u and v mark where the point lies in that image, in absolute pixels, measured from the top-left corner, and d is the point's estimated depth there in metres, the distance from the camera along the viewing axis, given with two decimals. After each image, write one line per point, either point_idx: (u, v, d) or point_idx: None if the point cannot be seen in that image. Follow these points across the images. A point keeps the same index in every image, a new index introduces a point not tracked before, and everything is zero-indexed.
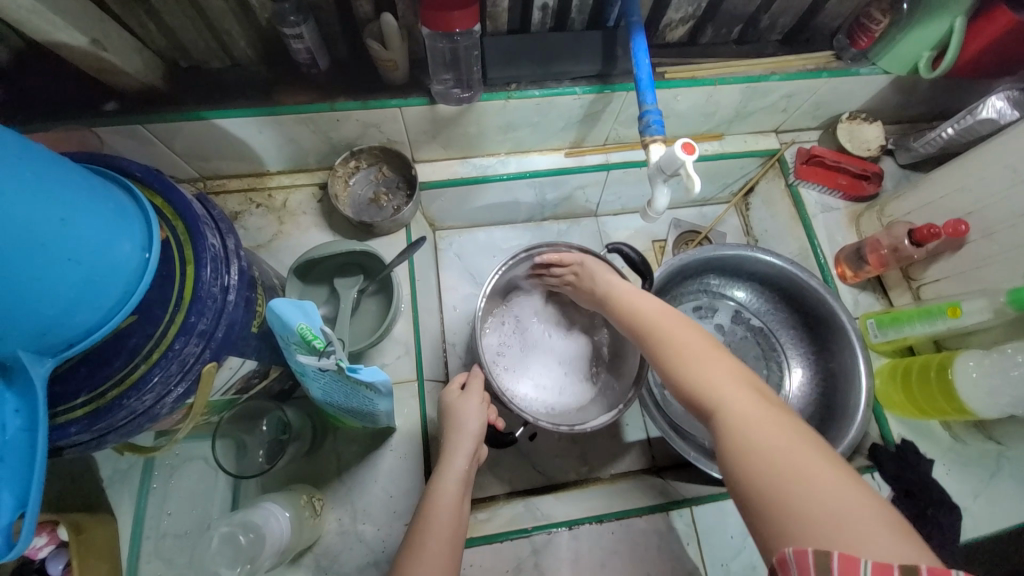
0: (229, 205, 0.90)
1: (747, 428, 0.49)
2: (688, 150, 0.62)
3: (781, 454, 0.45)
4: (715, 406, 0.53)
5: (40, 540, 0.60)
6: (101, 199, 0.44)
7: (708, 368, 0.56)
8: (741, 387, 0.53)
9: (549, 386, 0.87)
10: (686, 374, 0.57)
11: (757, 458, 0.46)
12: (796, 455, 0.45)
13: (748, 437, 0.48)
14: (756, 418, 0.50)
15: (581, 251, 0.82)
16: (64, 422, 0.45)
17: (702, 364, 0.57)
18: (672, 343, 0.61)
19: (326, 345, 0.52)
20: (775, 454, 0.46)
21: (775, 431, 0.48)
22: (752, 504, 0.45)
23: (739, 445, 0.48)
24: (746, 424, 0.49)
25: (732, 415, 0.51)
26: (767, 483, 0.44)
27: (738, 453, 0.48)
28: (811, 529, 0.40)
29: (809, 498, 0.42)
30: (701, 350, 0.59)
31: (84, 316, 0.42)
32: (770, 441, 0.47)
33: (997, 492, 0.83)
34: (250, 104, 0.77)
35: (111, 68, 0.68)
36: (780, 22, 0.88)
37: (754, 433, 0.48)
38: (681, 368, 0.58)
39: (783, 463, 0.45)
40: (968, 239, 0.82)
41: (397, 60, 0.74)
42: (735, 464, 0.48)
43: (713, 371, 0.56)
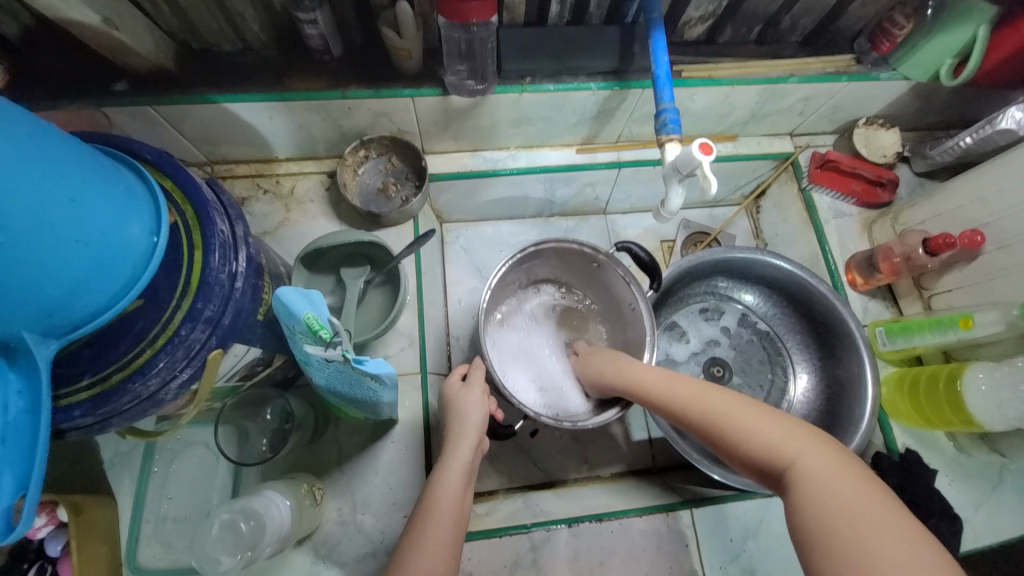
0: (237, 190, 0.89)
1: (819, 484, 0.48)
2: (706, 151, 0.61)
3: (858, 511, 0.44)
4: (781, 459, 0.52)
5: (40, 521, 0.61)
6: (111, 181, 0.43)
7: (764, 421, 0.55)
8: (802, 439, 0.53)
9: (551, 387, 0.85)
10: (742, 427, 0.56)
11: (836, 516, 0.45)
12: (874, 511, 0.44)
13: (822, 493, 0.47)
14: (827, 471, 0.49)
15: (593, 247, 0.80)
16: (68, 404, 0.45)
17: (754, 415, 0.56)
18: (720, 394, 0.61)
19: (333, 336, 0.51)
20: (853, 511, 0.45)
21: (849, 487, 0.47)
22: (833, 566, 0.43)
23: (817, 503, 0.47)
24: (818, 480, 0.48)
25: (802, 470, 0.50)
26: (851, 545, 0.43)
27: (814, 511, 0.46)
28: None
29: (896, 555, 0.41)
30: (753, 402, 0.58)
31: (91, 297, 0.42)
32: (844, 497, 0.46)
33: (999, 504, 0.83)
34: (261, 89, 0.76)
35: (123, 48, 0.68)
36: (802, 23, 0.86)
37: (828, 490, 0.47)
38: (734, 420, 0.57)
39: (862, 519, 0.44)
40: (983, 250, 0.81)
41: (411, 49, 0.73)
42: (812, 526, 0.46)
43: (771, 424, 0.55)
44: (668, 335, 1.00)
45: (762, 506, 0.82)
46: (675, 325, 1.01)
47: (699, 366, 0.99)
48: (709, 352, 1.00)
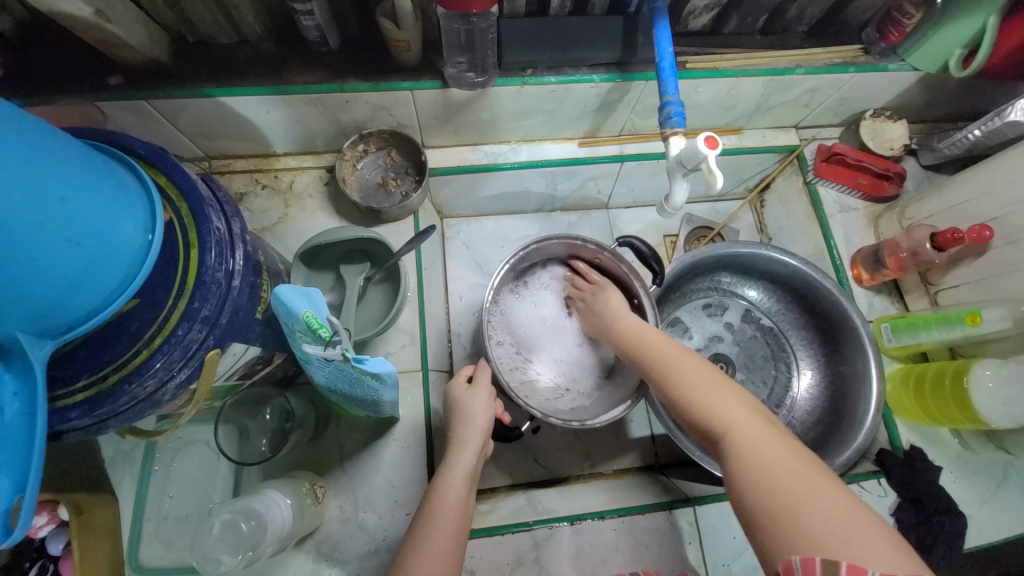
0: (234, 186, 0.88)
1: (754, 451, 0.52)
2: (711, 145, 0.60)
3: (785, 476, 0.49)
4: (722, 427, 0.56)
5: (41, 519, 0.61)
6: (103, 178, 0.42)
7: (712, 392, 0.59)
8: (745, 410, 0.57)
9: (562, 353, 0.89)
10: (692, 398, 0.60)
11: (767, 480, 0.50)
12: (801, 476, 0.49)
13: (755, 459, 0.52)
14: (763, 440, 0.53)
15: (597, 244, 0.79)
16: (65, 406, 0.44)
17: (710, 385, 0.60)
18: (676, 365, 0.64)
19: (332, 335, 0.51)
20: (781, 477, 0.49)
21: (781, 455, 0.51)
22: (760, 522, 0.48)
23: (750, 468, 0.51)
24: (754, 446, 0.53)
25: (742, 437, 0.54)
26: (777, 507, 0.48)
27: (747, 475, 0.51)
28: (817, 545, 0.44)
29: (814, 514, 0.46)
30: (705, 373, 0.62)
31: (85, 298, 0.41)
32: (776, 463, 0.51)
33: (1003, 500, 0.83)
34: (258, 82, 0.75)
35: (116, 41, 0.66)
36: (808, 13, 0.85)
37: (761, 456, 0.52)
38: (687, 392, 0.61)
39: (789, 483, 0.49)
40: (991, 245, 0.80)
41: (410, 41, 0.71)
42: (745, 488, 0.51)
43: (719, 396, 0.59)
44: (671, 331, 0.99)
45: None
46: (678, 321, 1.00)
47: None
48: (712, 349, 0.99)
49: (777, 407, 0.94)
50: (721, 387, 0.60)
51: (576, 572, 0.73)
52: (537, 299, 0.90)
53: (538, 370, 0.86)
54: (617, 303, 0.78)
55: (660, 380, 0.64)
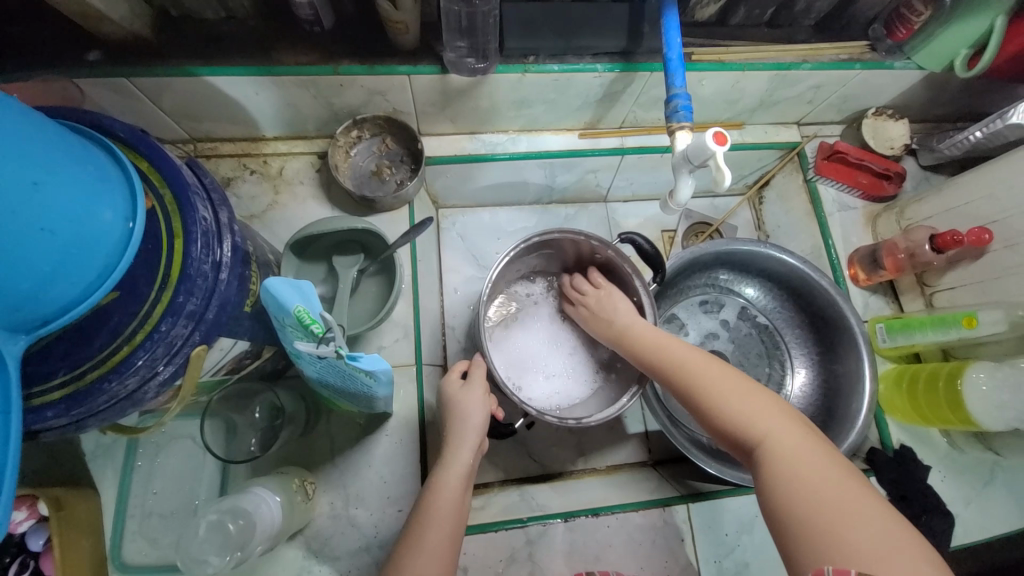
0: (221, 170, 0.85)
1: (790, 461, 0.52)
2: (720, 141, 0.58)
3: (824, 488, 0.49)
4: (756, 435, 0.56)
5: (20, 515, 0.58)
6: (80, 161, 0.39)
7: (744, 399, 0.59)
8: (779, 418, 0.57)
9: (562, 369, 0.86)
10: (723, 405, 0.60)
11: (804, 491, 0.50)
12: (840, 488, 0.49)
13: (792, 469, 0.52)
14: (799, 450, 0.53)
15: (596, 238, 0.78)
16: (40, 405, 0.42)
17: (741, 392, 0.60)
18: (704, 370, 0.64)
19: (325, 331, 0.49)
20: (819, 489, 0.49)
21: (818, 466, 0.51)
22: (795, 532, 0.48)
23: (787, 478, 0.51)
24: (790, 457, 0.53)
25: (777, 446, 0.54)
26: (815, 518, 0.48)
27: (782, 483, 0.51)
28: (857, 558, 0.44)
29: (855, 528, 0.46)
30: (735, 379, 0.62)
31: (60, 290, 0.38)
32: (813, 475, 0.51)
33: (988, 499, 0.84)
34: (247, 62, 0.71)
35: (95, 14, 0.62)
36: (817, 6, 0.83)
37: (797, 466, 0.52)
38: (716, 398, 0.60)
39: (827, 495, 0.49)
40: (989, 248, 0.80)
41: (408, 23, 0.68)
42: (781, 498, 0.51)
43: (752, 403, 0.59)
44: (667, 327, 0.99)
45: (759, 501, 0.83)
46: (674, 318, 0.99)
47: None
48: (708, 346, 0.99)
49: None
50: (752, 394, 0.60)
51: (569, 568, 0.73)
52: (539, 314, 0.89)
53: (538, 385, 0.84)
54: (632, 307, 0.76)
55: (686, 384, 0.64)
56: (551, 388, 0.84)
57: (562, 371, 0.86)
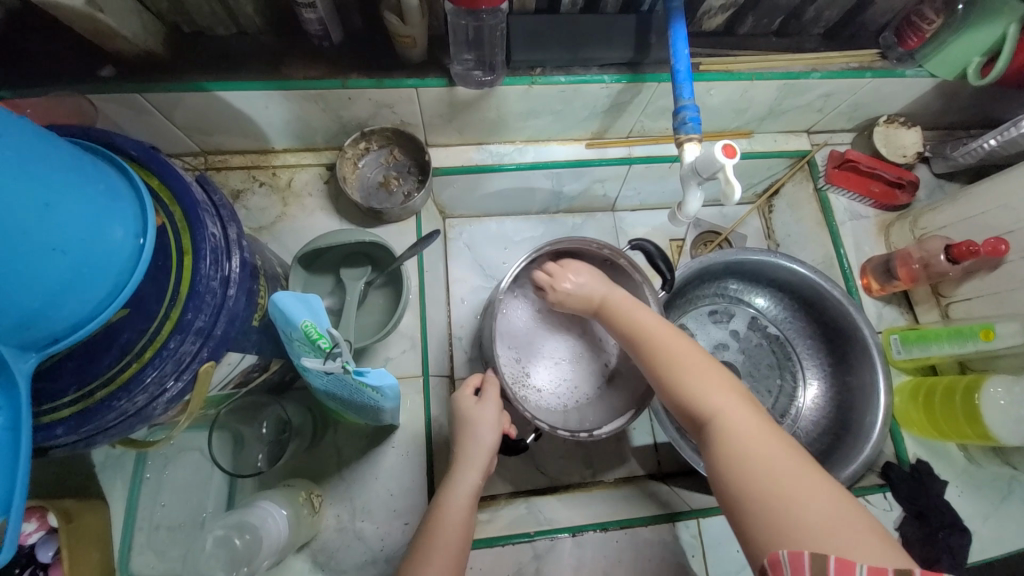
0: (231, 182, 0.85)
1: (743, 438, 0.52)
2: (729, 153, 0.58)
3: (773, 464, 0.49)
4: (710, 411, 0.55)
5: (30, 526, 0.58)
6: (91, 180, 0.40)
7: (702, 376, 0.58)
8: (734, 396, 0.56)
9: (564, 372, 0.85)
10: (680, 381, 0.59)
11: (754, 467, 0.49)
12: (789, 465, 0.48)
13: (743, 445, 0.51)
14: (750, 427, 0.53)
15: (605, 245, 0.76)
16: (50, 422, 0.42)
17: (697, 369, 0.59)
18: (666, 347, 0.63)
19: (332, 346, 0.48)
20: (770, 468, 0.49)
21: (769, 443, 0.51)
22: (747, 511, 0.48)
23: (738, 454, 0.51)
24: (743, 434, 0.52)
25: (729, 423, 0.53)
26: (764, 495, 0.47)
27: (734, 461, 0.51)
28: (806, 538, 0.44)
29: (801, 504, 0.45)
30: (694, 355, 0.61)
31: (70, 309, 0.39)
32: (764, 452, 0.50)
33: (1008, 516, 0.82)
34: (257, 76, 0.72)
35: (109, 31, 0.63)
36: (826, 15, 0.82)
37: (749, 445, 0.51)
38: (674, 374, 0.60)
39: (777, 472, 0.48)
40: (1006, 259, 0.78)
41: (416, 37, 0.69)
42: (731, 474, 0.50)
43: (707, 380, 0.58)
44: None
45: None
46: (684, 328, 0.98)
47: None
48: (717, 356, 0.97)
49: (781, 417, 0.93)
50: (708, 370, 0.59)
51: None
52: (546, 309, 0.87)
53: (542, 380, 0.84)
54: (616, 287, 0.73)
55: (647, 361, 0.63)
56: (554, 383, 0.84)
57: (563, 374, 0.85)
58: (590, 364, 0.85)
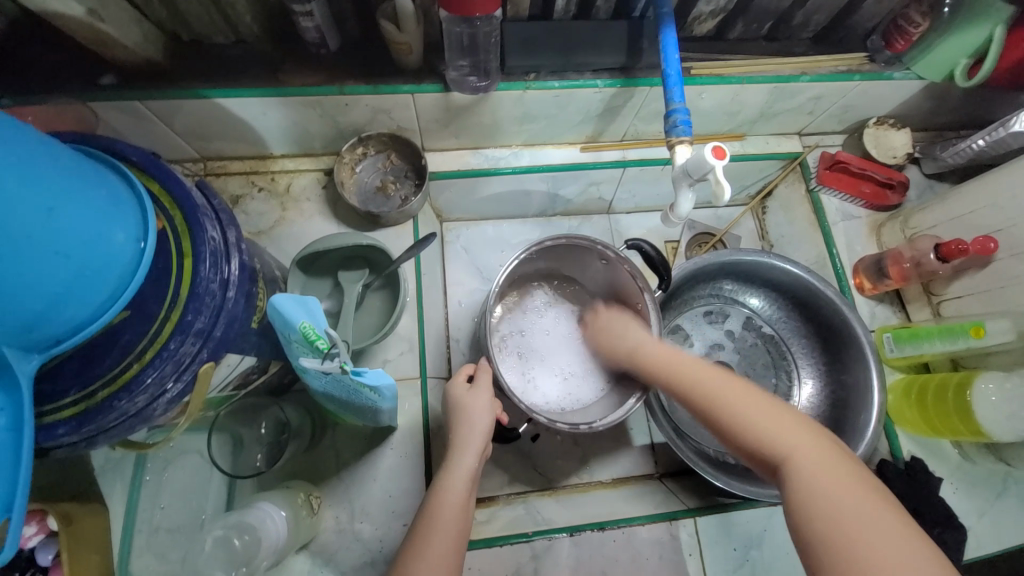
0: (230, 188, 0.86)
1: (820, 480, 0.49)
2: (719, 155, 0.59)
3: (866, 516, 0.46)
4: (786, 452, 0.53)
5: (30, 530, 0.58)
6: (93, 186, 0.41)
7: (767, 414, 0.56)
8: (806, 434, 0.54)
9: (559, 390, 0.84)
10: (743, 416, 0.56)
11: (840, 513, 0.47)
12: (886, 523, 0.45)
13: (827, 494, 0.48)
14: (828, 470, 0.50)
15: (591, 240, 0.77)
16: (51, 422, 0.43)
17: (764, 407, 0.57)
18: (720, 384, 0.60)
19: (330, 347, 0.49)
20: (854, 514, 0.46)
21: (857, 491, 0.48)
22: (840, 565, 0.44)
23: (818, 496, 0.49)
24: (823, 480, 0.49)
25: (806, 465, 0.51)
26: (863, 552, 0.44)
27: (820, 507, 0.48)
28: None
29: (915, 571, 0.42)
30: (753, 392, 0.59)
31: (72, 312, 0.39)
32: (858, 509, 0.47)
33: (1002, 512, 0.82)
34: (256, 83, 0.73)
35: (109, 40, 0.64)
36: (814, 19, 0.83)
37: (831, 489, 0.49)
38: (734, 412, 0.57)
39: (874, 526, 0.45)
40: (995, 257, 0.79)
41: (411, 44, 0.70)
42: (823, 527, 0.47)
43: (775, 418, 0.55)
44: (672, 338, 0.98)
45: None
46: (679, 329, 0.99)
47: None
48: (712, 357, 0.98)
49: None
50: (775, 409, 0.56)
51: None
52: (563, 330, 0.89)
53: (534, 374, 0.85)
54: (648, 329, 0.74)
55: (700, 397, 0.60)
56: (547, 382, 0.85)
57: (554, 391, 0.84)
58: (584, 391, 0.84)
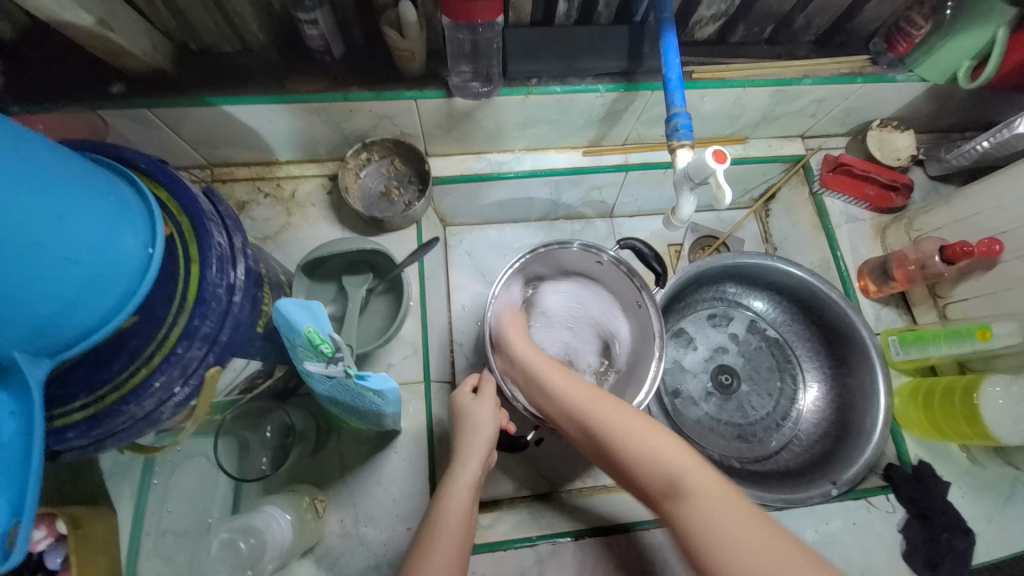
0: (237, 194, 0.88)
1: (692, 487, 0.52)
2: (720, 158, 0.59)
3: (741, 525, 0.48)
4: (675, 474, 0.53)
5: (39, 533, 0.59)
6: (104, 193, 0.41)
7: (662, 443, 0.56)
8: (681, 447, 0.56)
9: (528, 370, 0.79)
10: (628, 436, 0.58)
11: (706, 516, 0.49)
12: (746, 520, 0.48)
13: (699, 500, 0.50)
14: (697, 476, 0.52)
15: (586, 244, 0.79)
16: (62, 426, 0.44)
17: (643, 425, 0.58)
18: (607, 406, 0.61)
19: (334, 351, 0.50)
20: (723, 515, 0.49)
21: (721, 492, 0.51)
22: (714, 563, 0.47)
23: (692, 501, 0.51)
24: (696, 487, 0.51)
25: (683, 477, 0.53)
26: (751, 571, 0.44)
27: (695, 513, 0.50)
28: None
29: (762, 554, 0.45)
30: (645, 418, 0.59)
31: (82, 316, 0.40)
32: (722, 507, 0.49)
33: (1013, 516, 0.81)
34: (261, 91, 0.74)
35: (118, 50, 0.65)
36: (815, 23, 0.84)
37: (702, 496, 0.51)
38: (629, 444, 0.57)
39: (742, 530, 0.47)
40: (1001, 259, 0.79)
41: (414, 50, 0.70)
42: (708, 549, 0.48)
43: (651, 434, 0.57)
44: (675, 342, 0.98)
45: (816, 513, 0.80)
46: (682, 332, 0.98)
47: (708, 375, 0.97)
48: (716, 360, 0.98)
49: (782, 420, 0.93)
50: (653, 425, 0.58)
51: None
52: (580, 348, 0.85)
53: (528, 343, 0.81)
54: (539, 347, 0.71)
55: (601, 424, 0.60)
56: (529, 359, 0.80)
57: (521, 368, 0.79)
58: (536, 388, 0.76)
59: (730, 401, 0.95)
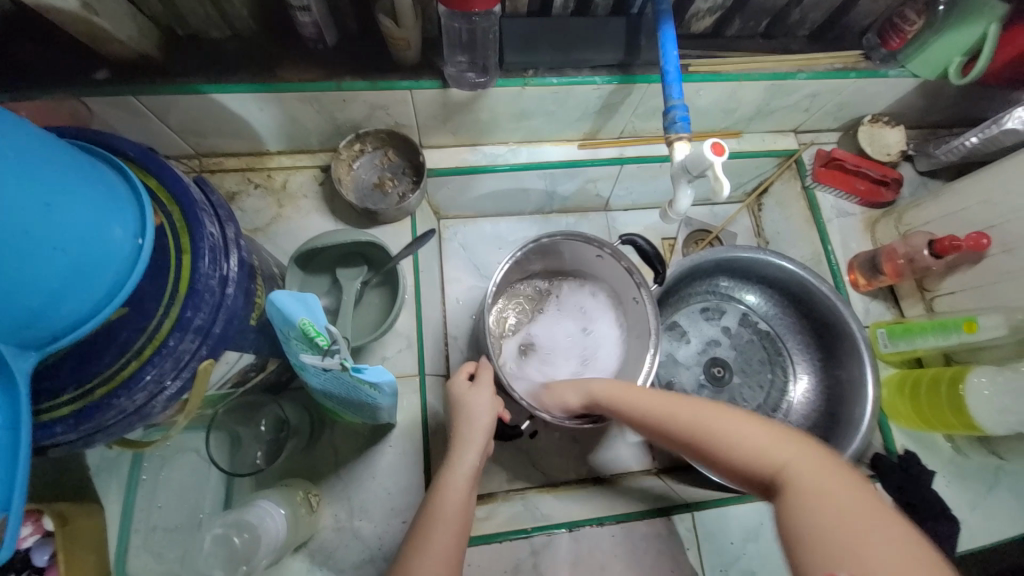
0: (226, 184, 0.86)
1: (797, 477, 0.46)
2: (718, 152, 0.60)
3: (858, 514, 0.41)
4: (778, 464, 0.48)
5: (25, 530, 0.57)
6: (92, 181, 0.40)
7: (749, 432, 0.52)
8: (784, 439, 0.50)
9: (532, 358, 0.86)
10: (714, 433, 0.53)
11: (814, 505, 0.43)
12: (867, 511, 0.41)
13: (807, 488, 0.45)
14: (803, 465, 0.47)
15: (598, 239, 0.76)
16: (49, 421, 0.43)
17: (737, 419, 0.54)
18: (693, 408, 0.57)
19: (330, 344, 0.49)
20: (840, 505, 0.42)
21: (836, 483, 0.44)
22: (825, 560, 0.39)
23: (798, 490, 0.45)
24: (804, 477, 0.46)
25: (787, 468, 0.47)
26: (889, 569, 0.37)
27: (804, 503, 0.44)
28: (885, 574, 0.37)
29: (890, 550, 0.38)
30: (735, 412, 0.55)
31: (71, 308, 0.39)
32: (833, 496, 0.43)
33: (994, 504, 0.84)
34: (251, 79, 0.72)
35: (102, 34, 0.63)
36: (811, 18, 0.84)
37: (808, 485, 0.45)
38: (722, 440, 0.52)
39: (859, 522, 0.41)
40: (987, 253, 0.80)
41: (409, 39, 0.69)
42: (811, 540, 0.41)
43: (745, 428, 0.52)
44: (669, 335, 0.98)
45: None
46: (676, 325, 0.99)
47: (701, 368, 0.98)
48: (709, 353, 0.99)
49: (773, 411, 0.95)
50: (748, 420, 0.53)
51: None
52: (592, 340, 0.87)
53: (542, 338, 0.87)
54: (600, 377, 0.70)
55: (685, 426, 0.56)
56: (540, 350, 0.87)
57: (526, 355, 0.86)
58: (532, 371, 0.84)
59: (723, 393, 0.96)
